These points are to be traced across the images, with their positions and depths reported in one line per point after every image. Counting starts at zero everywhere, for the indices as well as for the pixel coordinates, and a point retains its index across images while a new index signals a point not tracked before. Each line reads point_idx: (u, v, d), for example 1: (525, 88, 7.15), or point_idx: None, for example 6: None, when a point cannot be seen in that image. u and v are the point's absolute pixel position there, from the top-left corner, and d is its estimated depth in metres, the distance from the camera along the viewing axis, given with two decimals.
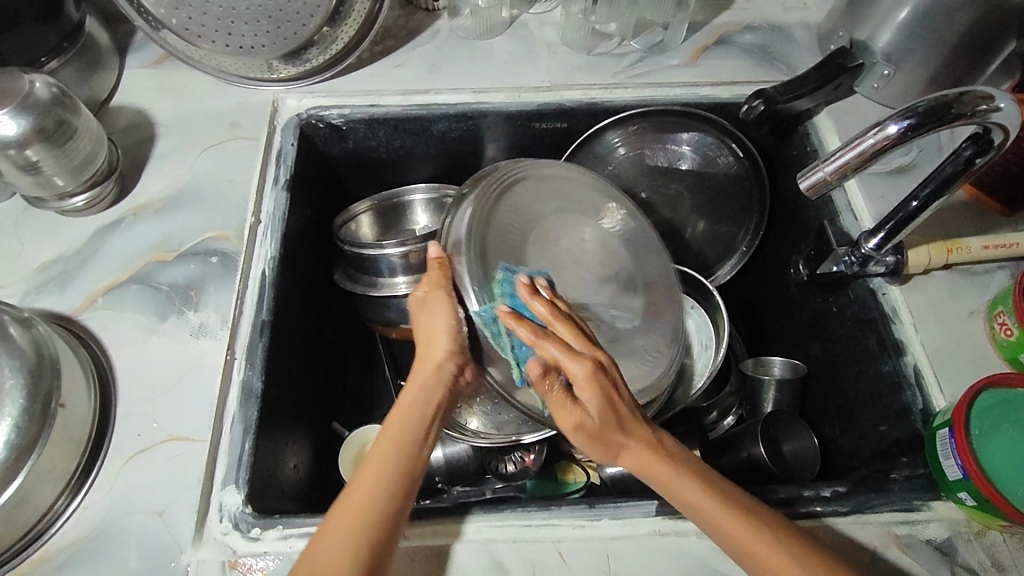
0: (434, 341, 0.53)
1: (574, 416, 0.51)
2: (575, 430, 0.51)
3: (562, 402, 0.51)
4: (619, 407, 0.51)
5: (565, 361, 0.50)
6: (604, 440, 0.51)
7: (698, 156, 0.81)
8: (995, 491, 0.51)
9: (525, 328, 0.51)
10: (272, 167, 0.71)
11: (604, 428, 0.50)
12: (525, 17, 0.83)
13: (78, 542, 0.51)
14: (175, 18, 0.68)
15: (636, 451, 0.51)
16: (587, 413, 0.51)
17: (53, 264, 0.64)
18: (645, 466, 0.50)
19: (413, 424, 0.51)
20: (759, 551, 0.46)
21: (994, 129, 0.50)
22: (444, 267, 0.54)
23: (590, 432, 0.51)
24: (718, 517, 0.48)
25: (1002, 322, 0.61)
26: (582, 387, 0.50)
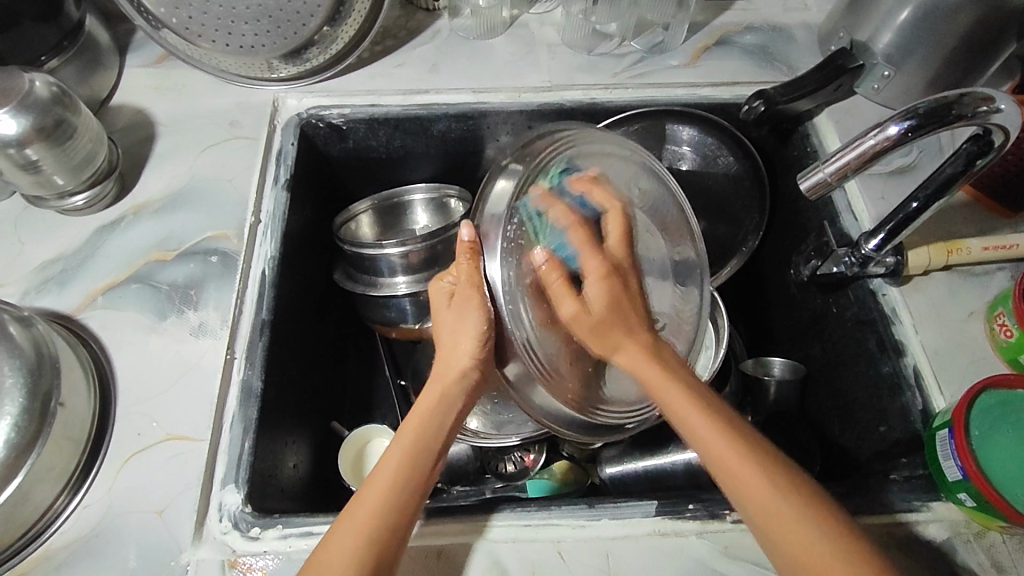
0: (459, 346, 0.51)
1: (573, 302, 0.51)
2: (570, 319, 0.51)
3: (563, 289, 0.51)
4: (625, 316, 0.52)
5: (589, 253, 0.53)
6: (603, 334, 0.51)
7: (698, 156, 0.81)
8: (994, 492, 0.51)
9: (563, 210, 0.53)
10: (272, 166, 0.71)
11: (601, 325, 0.51)
12: (526, 17, 0.83)
13: (77, 542, 0.51)
14: (175, 17, 0.68)
15: (633, 350, 0.52)
16: (589, 305, 0.51)
17: (52, 264, 0.64)
18: (637, 367, 0.51)
19: (427, 433, 0.51)
20: (741, 476, 0.46)
21: (993, 131, 0.50)
22: (475, 256, 0.51)
23: (590, 324, 0.51)
24: (705, 434, 0.48)
25: (1002, 323, 0.61)
26: (594, 279, 0.52)
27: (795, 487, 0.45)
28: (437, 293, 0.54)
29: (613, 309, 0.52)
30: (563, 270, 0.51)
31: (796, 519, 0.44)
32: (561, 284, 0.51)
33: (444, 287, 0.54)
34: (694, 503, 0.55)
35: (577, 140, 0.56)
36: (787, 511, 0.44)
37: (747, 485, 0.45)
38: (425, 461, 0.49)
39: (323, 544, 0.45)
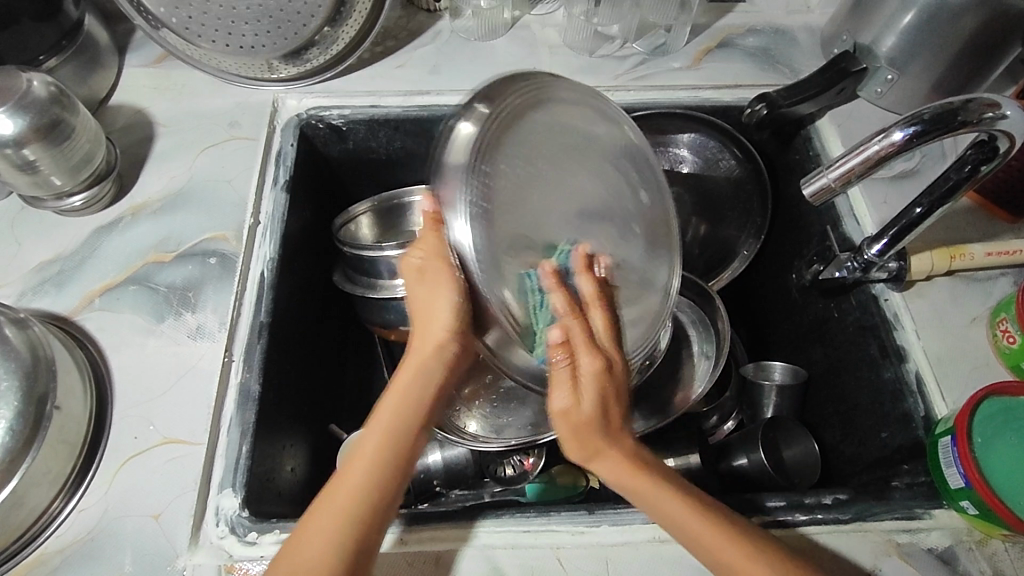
0: (433, 321, 0.49)
1: (568, 398, 0.47)
2: (560, 414, 0.48)
3: (563, 379, 0.47)
4: (613, 414, 0.48)
5: (580, 350, 0.48)
6: (585, 439, 0.48)
7: (699, 160, 0.81)
8: (996, 500, 0.50)
9: (562, 297, 0.49)
10: (271, 167, 0.70)
11: (591, 424, 0.47)
12: (527, 18, 0.83)
13: (72, 546, 0.51)
14: (175, 17, 0.67)
15: (616, 462, 0.48)
16: (581, 405, 0.47)
17: (50, 265, 0.63)
18: (619, 472, 0.49)
19: (404, 413, 0.48)
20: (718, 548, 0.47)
21: (999, 137, 0.50)
22: (440, 227, 0.49)
23: (575, 427, 0.47)
24: (682, 517, 0.48)
25: (1004, 329, 0.60)
26: (588, 380, 0.47)
27: (766, 555, 0.46)
28: (405, 266, 0.51)
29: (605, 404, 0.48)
30: (563, 356, 0.48)
31: (758, 571, 0.46)
32: (558, 376, 0.48)
33: (414, 260, 0.50)
34: None
35: (527, 87, 0.52)
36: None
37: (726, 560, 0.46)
38: (400, 446, 0.47)
39: (298, 533, 0.45)
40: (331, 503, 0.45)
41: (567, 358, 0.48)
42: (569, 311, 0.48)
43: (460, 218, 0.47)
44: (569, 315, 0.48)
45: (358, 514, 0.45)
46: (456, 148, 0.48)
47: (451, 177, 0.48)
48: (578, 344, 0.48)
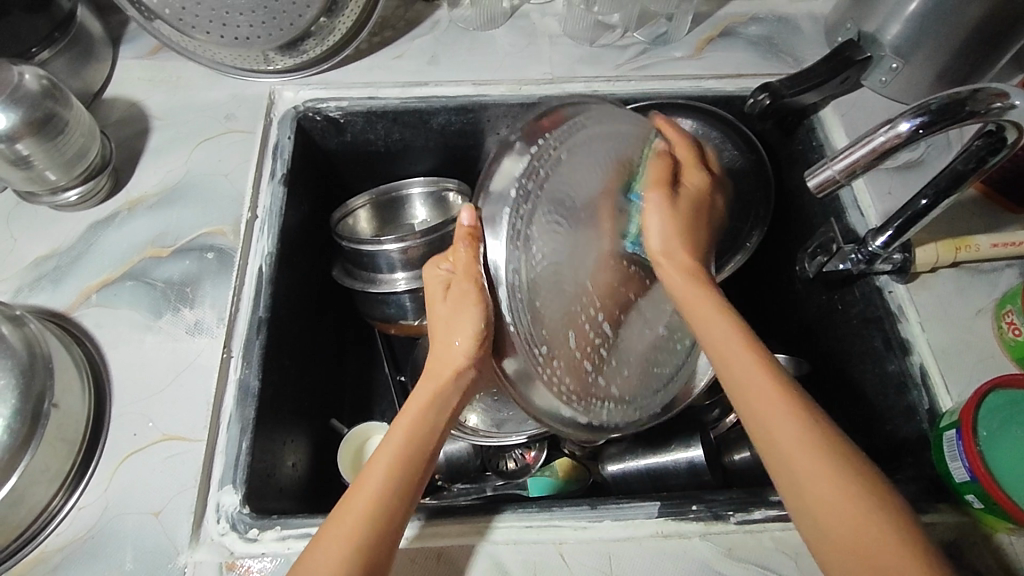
0: (456, 342, 0.49)
1: (662, 191, 0.53)
2: (656, 203, 0.53)
3: (661, 173, 0.54)
4: (697, 230, 0.55)
5: (689, 169, 0.56)
6: (679, 230, 0.53)
7: (702, 149, 0.78)
8: (1003, 493, 0.50)
9: (676, 133, 0.58)
10: (269, 160, 0.69)
11: (682, 218, 0.54)
12: (527, 8, 0.82)
13: (73, 543, 0.50)
14: (168, 9, 0.66)
15: (672, 269, 0.53)
16: (678, 203, 0.54)
17: (46, 260, 0.63)
18: (676, 280, 0.53)
19: (414, 447, 0.48)
20: (713, 331, 0.50)
21: (1007, 127, 0.49)
22: (474, 243, 0.49)
23: (671, 214, 0.53)
24: (691, 290, 0.52)
25: (1010, 321, 0.60)
26: (695, 187, 0.56)
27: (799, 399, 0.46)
28: (432, 279, 0.52)
29: (696, 216, 0.55)
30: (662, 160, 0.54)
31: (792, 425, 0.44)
32: (660, 170, 0.54)
33: (441, 274, 0.51)
34: (697, 504, 0.54)
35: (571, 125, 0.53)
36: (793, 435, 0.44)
37: (724, 351, 0.49)
38: (411, 475, 0.46)
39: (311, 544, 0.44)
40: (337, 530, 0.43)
41: (668, 157, 0.55)
42: (677, 137, 0.57)
43: (498, 239, 0.48)
44: (682, 143, 0.57)
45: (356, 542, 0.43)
46: (502, 169, 0.50)
47: (493, 190, 0.49)
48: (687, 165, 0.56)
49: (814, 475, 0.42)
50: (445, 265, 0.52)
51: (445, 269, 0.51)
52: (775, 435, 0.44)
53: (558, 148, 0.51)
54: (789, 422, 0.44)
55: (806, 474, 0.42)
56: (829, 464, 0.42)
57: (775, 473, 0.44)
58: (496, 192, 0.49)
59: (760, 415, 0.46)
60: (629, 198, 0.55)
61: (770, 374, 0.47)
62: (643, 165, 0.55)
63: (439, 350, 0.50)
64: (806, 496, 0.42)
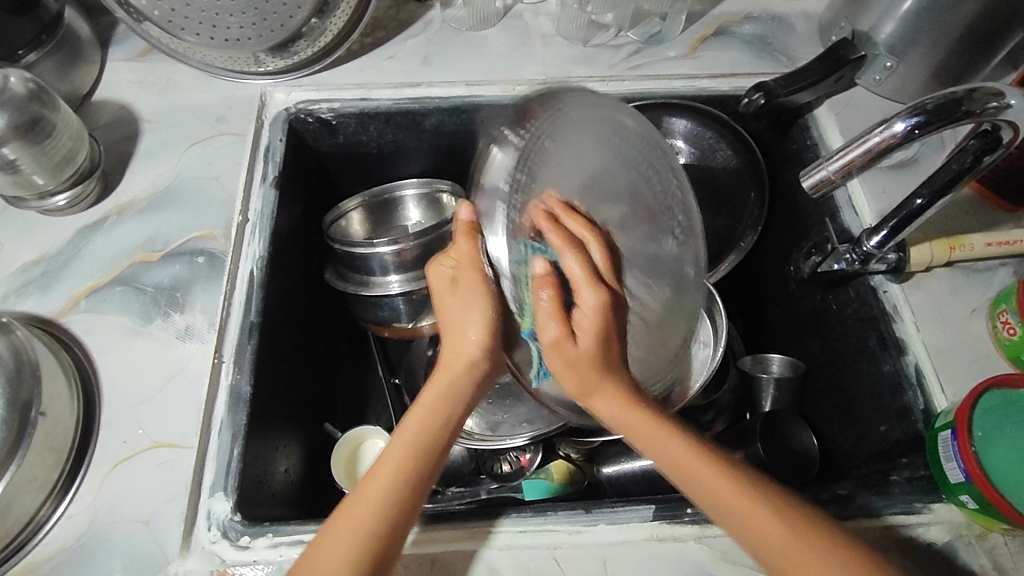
0: (467, 336, 0.48)
1: (559, 333, 0.44)
2: (552, 346, 0.45)
3: (551, 310, 0.44)
4: (611, 350, 0.46)
5: (581, 283, 0.45)
6: (584, 375, 0.45)
7: (696, 151, 0.79)
8: (998, 494, 0.50)
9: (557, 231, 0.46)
10: (260, 162, 0.69)
11: (587, 357, 0.44)
12: (519, 8, 0.81)
13: (62, 553, 0.50)
14: (157, 10, 0.65)
15: (603, 400, 0.46)
16: (577, 342, 0.44)
17: (34, 265, 0.62)
18: (613, 410, 0.46)
19: (427, 438, 0.47)
20: (658, 443, 0.46)
21: (1003, 127, 0.49)
22: (473, 236, 0.48)
23: (573, 366, 0.45)
24: (623, 410, 0.46)
25: (1005, 320, 0.60)
26: (591, 316, 0.45)
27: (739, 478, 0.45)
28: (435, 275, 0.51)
29: (603, 345, 0.45)
30: (550, 292, 0.44)
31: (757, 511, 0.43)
32: (549, 307, 0.44)
33: (444, 270, 0.50)
34: (692, 507, 0.54)
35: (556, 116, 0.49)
36: (730, 492, 0.44)
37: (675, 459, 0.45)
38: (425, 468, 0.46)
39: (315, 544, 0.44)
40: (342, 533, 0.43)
41: (554, 284, 0.45)
42: (563, 242, 0.45)
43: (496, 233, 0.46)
44: (566, 244, 0.45)
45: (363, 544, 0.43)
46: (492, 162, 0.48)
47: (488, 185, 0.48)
48: (581, 284, 0.45)
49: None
50: (446, 262, 0.50)
51: (448, 265, 0.50)
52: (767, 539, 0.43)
53: (542, 137, 0.48)
54: (773, 522, 0.43)
55: (805, 571, 0.42)
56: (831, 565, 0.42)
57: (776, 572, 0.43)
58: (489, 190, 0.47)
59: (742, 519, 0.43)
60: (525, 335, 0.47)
61: (708, 463, 0.45)
62: (528, 299, 0.46)
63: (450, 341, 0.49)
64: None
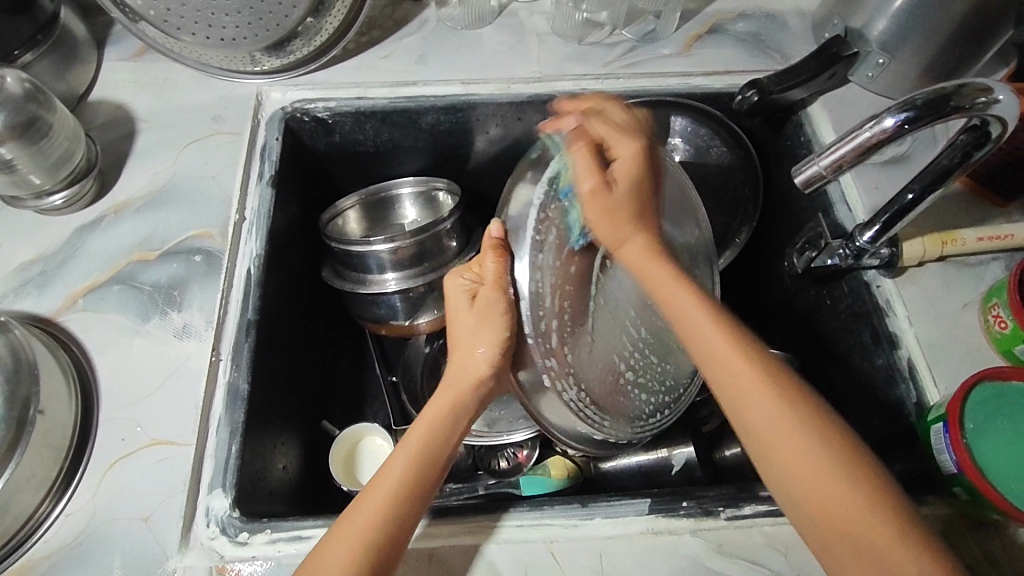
0: (478, 352, 0.51)
1: (591, 185, 0.50)
2: (590, 195, 0.50)
3: (587, 166, 0.50)
4: (642, 196, 0.53)
5: (616, 137, 0.52)
6: (622, 223, 0.51)
7: (691, 147, 0.79)
8: (989, 486, 0.50)
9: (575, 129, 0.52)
10: (256, 161, 0.69)
11: (624, 205, 0.51)
12: (514, 6, 0.82)
13: (61, 550, 0.50)
14: (152, 10, 0.65)
15: (637, 246, 0.52)
16: (612, 191, 0.50)
17: (31, 265, 0.62)
18: (641, 262, 0.52)
19: (431, 448, 0.50)
20: (701, 329, 0.49)
21: (992, 122, 0.49)
22: (500, 255, 0.51)
23: (613, 208, 0.51)
24: (652, 269, 0.52)
25: (996, 314, 0.60)
26: (626, 160, 0.51)
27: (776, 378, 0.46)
28: (456, 290, 0.54)
29: (637, 190, 0.52)
30: (582, 152, 0.51)
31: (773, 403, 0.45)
32: (584, 166, 0.50)
33: (464, 284, 0.54)
34: (687, 501, 0.54)
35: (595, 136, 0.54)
36: (772, 405, 0.45)
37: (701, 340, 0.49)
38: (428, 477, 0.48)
39: (322, 547, 0.44)
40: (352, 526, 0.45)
41: (586, 148, 0.51)
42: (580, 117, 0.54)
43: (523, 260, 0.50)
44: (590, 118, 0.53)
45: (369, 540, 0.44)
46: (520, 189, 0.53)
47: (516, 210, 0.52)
48: (611, 139, 0.52)
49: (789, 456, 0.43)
50: (467, 275, 0.54)
51: (468, 279, 0.54)
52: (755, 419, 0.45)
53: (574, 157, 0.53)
54: (772, 409, 0.44)
55: (818, 482, 0.42)
56: (817, 449, 0.43)
57: (754, 450, 0.45)
58: (517, 213, 0.52)
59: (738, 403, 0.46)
60: (562, 194, 0.51)
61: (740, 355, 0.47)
62: (566, 161, 0.51)
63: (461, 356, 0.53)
64: (809, 493, 0.42)
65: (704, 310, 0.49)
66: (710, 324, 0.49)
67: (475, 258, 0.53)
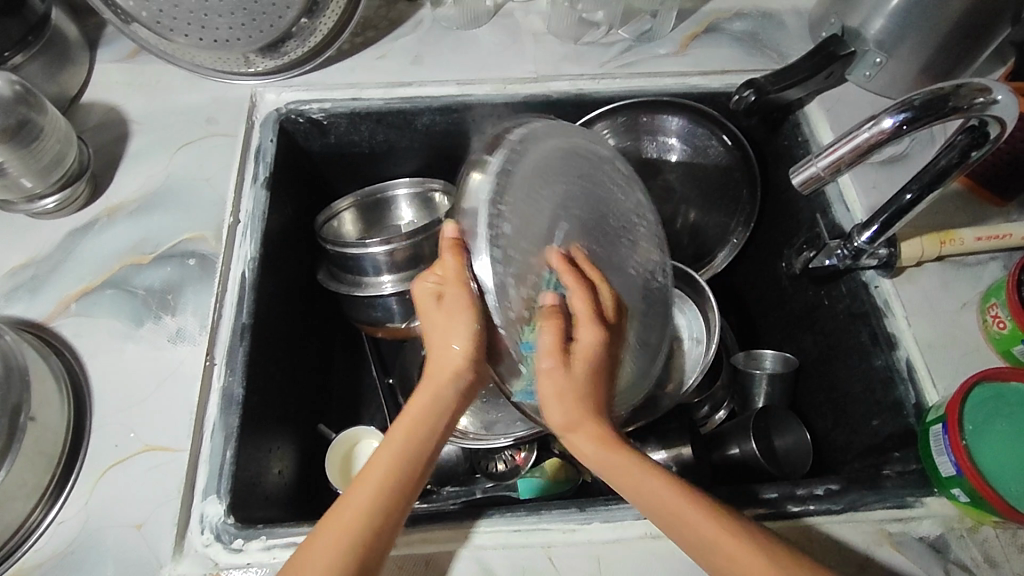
0: (452, 348, 0.49)
1: (556, 360, 0.49)
2: (546, 375, 0.49)
3: (553, 343, 0.49)
4: (600, 389, 0.50)
5: (585, 322, 0.50)
6: (569, 411, 0.48)
7: (688, 147, 0.80)
8: (989, 489, 0.50)
9: (573, 277, 0.52)
10: (250, 163, 0.69)
11: (575, 392, 0.49)
12: (510, 6, 0.81)
13: (53, 558, 0.49)
14: (145, 11, 0.64)
15: (585, 434, 0.48)
16: (570, 374, 0.49)
17: (22, 270, 0.62)
18: (588, 449, 0.48)
19: (414, 442, 0.47)
20: (648, 489, 0.46)
21: (990, 122, 0.49)
22: (459, 252, 0.49)
23: (561, 397, 0.48)
24: (595, 449, 0.48)
25: (995, 314, 0.60)
26: (590, 345, 0.50)
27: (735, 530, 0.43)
28: (422, 293, 0.51)
29: (596, 375, 0.50)
30: (552, 322, 0.49)
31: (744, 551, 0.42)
32: (552, 343, 0.49)
33: (429, 286, 0.50)
34: None
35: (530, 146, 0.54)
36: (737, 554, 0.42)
37: (643, 488, 0.46)
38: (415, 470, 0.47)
39: (307, 544, 0.43)
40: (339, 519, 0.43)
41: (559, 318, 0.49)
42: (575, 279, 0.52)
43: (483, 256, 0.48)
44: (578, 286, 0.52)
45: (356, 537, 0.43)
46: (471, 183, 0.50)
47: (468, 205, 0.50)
48: (577, 322, 0.51)
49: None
50: (430, 278, 0.51)
51: (432, 281, 0.50)
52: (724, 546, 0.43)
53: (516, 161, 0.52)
54: (741, 555, 0.42)
55: None
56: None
57: None
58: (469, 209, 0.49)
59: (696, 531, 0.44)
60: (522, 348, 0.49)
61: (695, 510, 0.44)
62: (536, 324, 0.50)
63: (437, 349, 0.49)
64: None
65: (650, 472, 0.47)
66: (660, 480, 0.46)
67: (435, 261, 0.51)
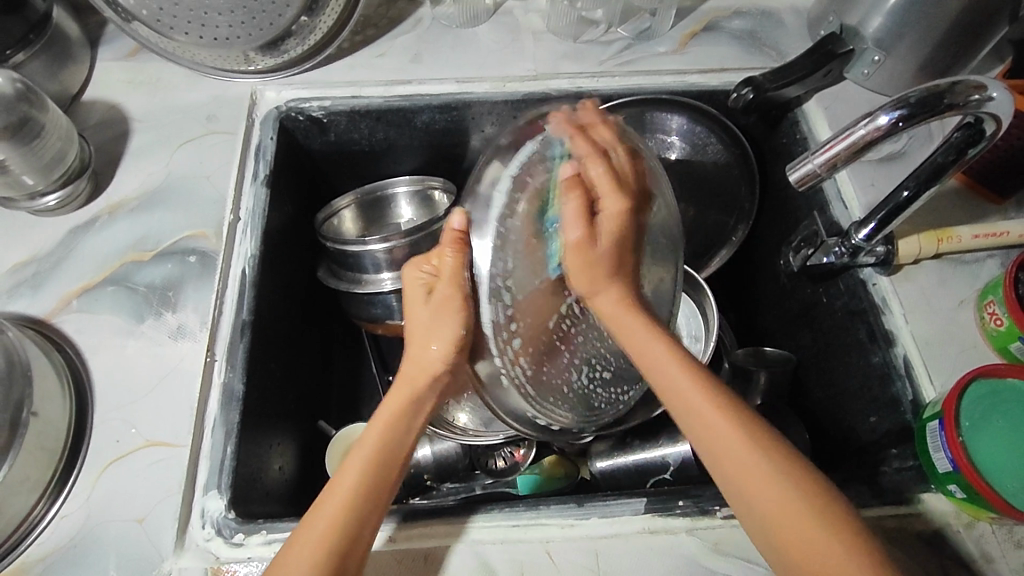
0: (434, 347, 0.49)
1: (582, 229, 0.48)
2: (573, 245, 0.49)
3: (576, 213, 0.48)
4: (621, 257, 0.52)
5: (607, 189, 0.50)
6: (593, 275, 0.50)
7: (687, 145, 0.79)
8: (985, 485, 0.50)
9: (584, 141, 0.50)
10: (251, 161, 0.69)
11: (603, 258, 0.50)
12: (510, 4, 0.82)
13: (55, 552, 0.50)
14: (145, 9, 0.65)
15: (612, 300, 0.51)
16: (596, 244, 0.49)
17: (24, 267, 0.62)
18: (614, 315, 0.51)
19: (387, 445, 0.49)
20: (682, 391, 0.48)
21: (986, 119, 0.49)
22: (461, 249, 0.48)
23: (591, 262, 0.49)
24: (624, 319, 0.51)
25: (992, 312, 0.60)
26: (613, 210, 0.50)
27: (763, 442, 0.45)
28: (412, 281, 0.52)
29: (617, 243, 0.51)
30: (574, 193, 0.48)
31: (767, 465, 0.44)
32: (577, 210, 0.48)
33: (422, 277, 0.51)
34: (683, 500, 0.54)
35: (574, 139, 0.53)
36: (758, 469, 0.44)
37: (681, 392, 0.48)
38: (386, 472, 0.48)
39: (287, 548, 0.44)
40: (311, 527, 0.44)
41: (581, 188, 0.49)
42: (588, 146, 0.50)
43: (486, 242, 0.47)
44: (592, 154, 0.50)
45: (331, 537, 0.44)
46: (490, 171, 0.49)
47: (486, 198, 0.49)
48: (602, 192, 0.50)
49: (800, 527, 0.41)
50: (424, 268, 0.52)
51: (427, 272, 0.51)
52: (761, 483, 0.43)
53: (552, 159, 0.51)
54: (764, 471, 0.43)
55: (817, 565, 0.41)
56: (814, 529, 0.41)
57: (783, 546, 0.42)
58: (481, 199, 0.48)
59: (727, 455, 0.45)
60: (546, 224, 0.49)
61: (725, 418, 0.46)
62: (558, 198, 0.49)
63: (417, 349, 0.51)
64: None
65: (685, 373, 0.48)
66: (692, 382, 0.48)
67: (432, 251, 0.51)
